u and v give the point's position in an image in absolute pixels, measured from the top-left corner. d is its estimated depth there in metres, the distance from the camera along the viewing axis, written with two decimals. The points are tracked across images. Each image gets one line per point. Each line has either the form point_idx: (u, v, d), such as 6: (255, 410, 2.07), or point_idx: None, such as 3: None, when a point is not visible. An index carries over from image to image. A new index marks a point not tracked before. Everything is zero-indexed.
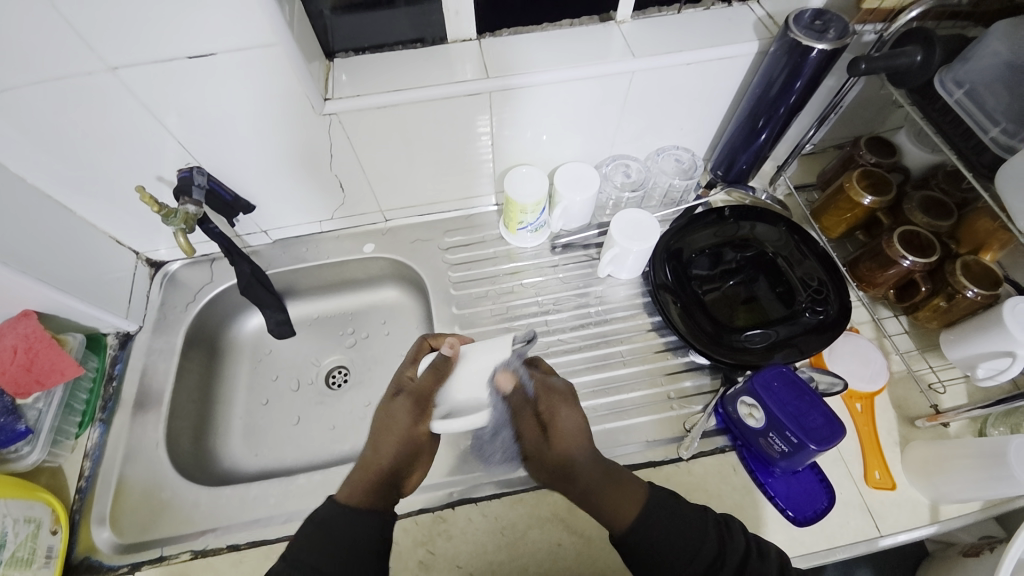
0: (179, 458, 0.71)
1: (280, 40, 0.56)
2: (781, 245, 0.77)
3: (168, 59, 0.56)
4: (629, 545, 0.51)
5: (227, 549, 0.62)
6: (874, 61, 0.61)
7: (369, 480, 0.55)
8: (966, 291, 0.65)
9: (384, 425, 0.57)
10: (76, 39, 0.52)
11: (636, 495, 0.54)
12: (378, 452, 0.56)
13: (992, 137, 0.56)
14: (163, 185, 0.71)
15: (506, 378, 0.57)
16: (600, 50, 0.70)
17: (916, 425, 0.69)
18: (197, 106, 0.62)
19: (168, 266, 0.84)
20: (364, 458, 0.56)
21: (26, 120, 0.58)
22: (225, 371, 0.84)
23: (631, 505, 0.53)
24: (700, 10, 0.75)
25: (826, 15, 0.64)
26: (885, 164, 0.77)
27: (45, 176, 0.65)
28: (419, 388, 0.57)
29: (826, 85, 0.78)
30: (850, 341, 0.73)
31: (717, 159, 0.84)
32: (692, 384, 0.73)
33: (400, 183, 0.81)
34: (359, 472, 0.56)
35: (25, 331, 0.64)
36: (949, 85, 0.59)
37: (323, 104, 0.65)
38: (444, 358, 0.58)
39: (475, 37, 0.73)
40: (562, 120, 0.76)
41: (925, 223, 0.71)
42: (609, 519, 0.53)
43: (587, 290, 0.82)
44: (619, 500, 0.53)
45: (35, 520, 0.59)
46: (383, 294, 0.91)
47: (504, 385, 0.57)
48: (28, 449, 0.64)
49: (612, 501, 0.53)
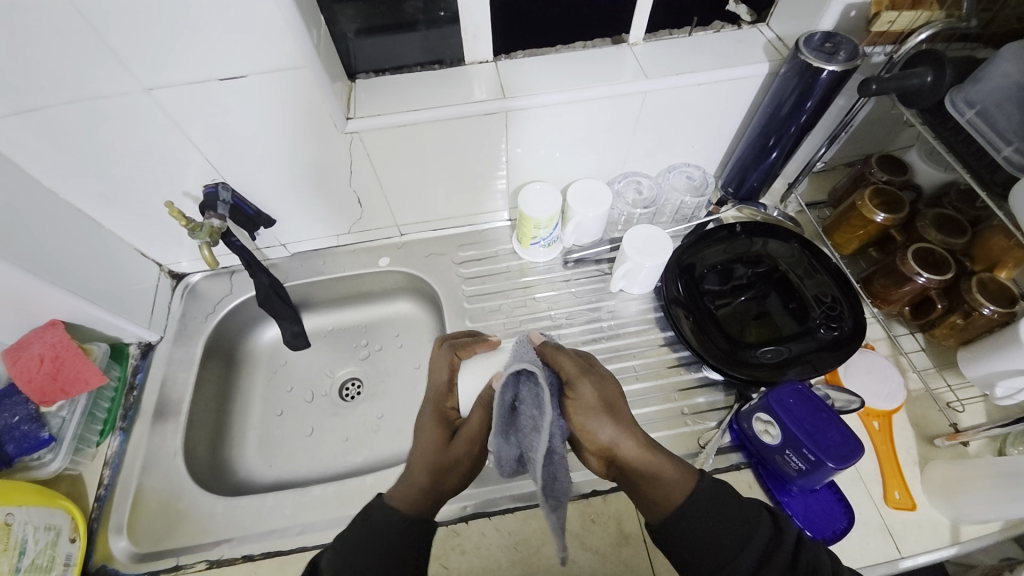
0: (196, 467, 0.72)
1: (308, 62, 0.59)
2: (794, 262, 0.78)
3: (201, 80, 0.58)
4: (663, 539, 0.51)
5: (242, 560, 0.63)
6: (885, 82, 0.61)
7: (419, 497, 0.54)
8: (982, 309, 0.65)
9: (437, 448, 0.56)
10: (117, 61, 0.55)
11: (685, 486, 0.52)
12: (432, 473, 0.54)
13: (1005, 156, 0.57)
14: (189, 200, 0.74)
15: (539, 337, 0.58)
16: (612, 70, 0.72)
17: (935, 444, 0.68)
18: (225, 124, 0.64)
19: (190, 278, 0.86)
20: (412, 481, 0.55)
21: (64, 137, 0.60)
22: (241, 382, 0.86)
23: (682, 501, 0.51)
24: (711, 32, 0.77)
25: (835, 37, 0.65)
26: (897, 182, 0.77)
27: (78, 191, 0.68)
28: (474, 429, 0.55)
29: (837, 105, 0.79)
30: (866, 358, 0.72)
31: (728, 176, 0.85)
32: (705, 400, 0.73)
33: (416, 198, 0.82)
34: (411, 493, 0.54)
35: (51, 340, 0.66)
36: (960, 105, 0.60)
37: (345, 123, 0.67)
38: (495, 393, 0.56)
39: (491, 58, 0.75)
40: (575, 138, 0.77)
41: (939, 241, 0.71)
42: (653, 506, 0.53)
43: (599, 305, 0.82)
44: (667, 491, 0.52)
45: (55, 527, 0.60)
46: (397, 307, 0.93)
47: (536, 339, 0.57)
48: (50, 457, 0.65)
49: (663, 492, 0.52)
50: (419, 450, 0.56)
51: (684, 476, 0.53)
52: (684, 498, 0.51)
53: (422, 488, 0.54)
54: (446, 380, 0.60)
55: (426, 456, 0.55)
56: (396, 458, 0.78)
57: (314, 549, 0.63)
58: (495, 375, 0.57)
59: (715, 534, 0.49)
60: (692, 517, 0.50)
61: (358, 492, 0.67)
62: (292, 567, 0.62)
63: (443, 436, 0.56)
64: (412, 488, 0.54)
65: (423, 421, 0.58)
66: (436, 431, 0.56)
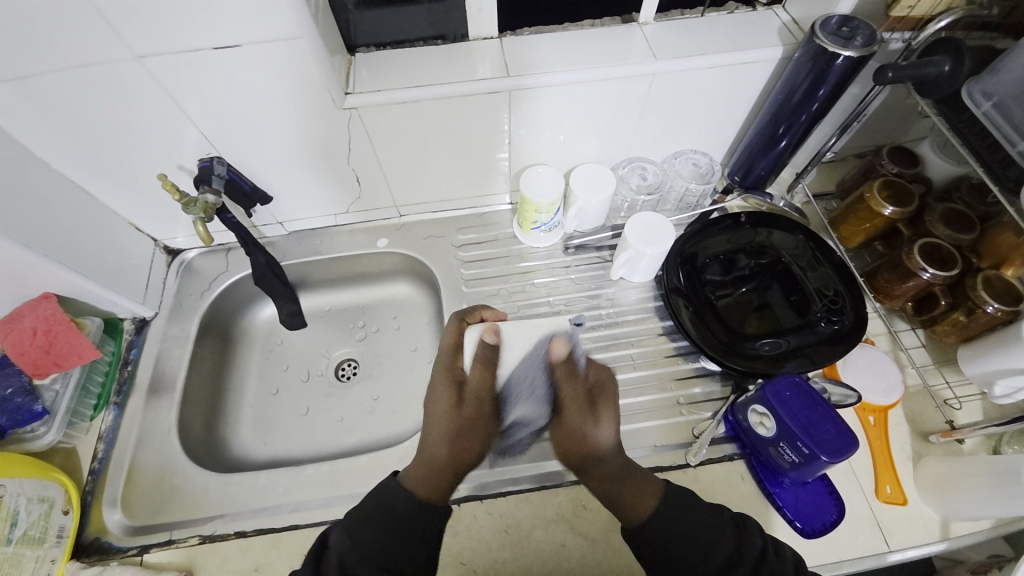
0: (191, 444, 0.72)
1: (305, 33, 0.57)
2: (798, 253, 0.77)
3: (192, 50, 0.57)
4: (636, 541, 0.53)
5: (235, 536, 0.63)
6: (902, 70, 0.59)
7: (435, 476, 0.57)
8: (986, 306, 0.64)
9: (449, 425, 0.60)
10: (106, 27, 0.53)
11: (654, 491, 0.55)
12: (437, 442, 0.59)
13: (1020, 151, 0.55)
14: (184, 174, 0.72)
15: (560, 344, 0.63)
16: (621, 51, 0.70)
17: (929, 441, 0.68)
18: (219, 96, 0.62)
19: (185, 254, 0.85)
20: (425, 461, 0.58)
21: (54, 105, 0.59)
22: (237, 360, 0.85)
23: (653, 507, 0.54)
24: (724, 14, 0.74)
25: (853, 22, 0.63)
26: (907, 175, 0.76)
27: (69, 161, 0.66)
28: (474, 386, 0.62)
29: (850, 93, 0.77)
30: (865, 352, 0.72)
31: (734, 164, 0.83)
32: (702, 390, 0.73)
33: (416, 179, 0.81)
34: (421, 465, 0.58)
35: (44, 314, 0.66)
36: (977, 96, 0.58)
37: (343, 98, 0.66)
38: (490, 348, 0.63)
39: (496, 35, 0.72)
40: (581, 121, 0.75)
41: (946, 236, 0.70)
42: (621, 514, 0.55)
43: (599, 292, 0.81)
44: (636, 495, 0.55)
45: (48, 500, 0.60)
46: (395, 288, 0.92)
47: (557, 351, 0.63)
48: (44, 429, 0.65)
49: (630, 498, 0.55)
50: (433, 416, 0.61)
51: (653, 483, 0.56)
52: (654, 505, 0.54)
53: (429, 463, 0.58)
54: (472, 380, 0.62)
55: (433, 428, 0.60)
56: (391, 439, 0.79)
57: (307, 527, 0.63)
58: (486, 331, 0.64)
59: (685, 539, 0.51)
60: (668, 518, 0.52)
61: (351, 472, 0.67)
62: (284, 544, 0.62)
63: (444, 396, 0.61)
64: (426, 466, 0.57)
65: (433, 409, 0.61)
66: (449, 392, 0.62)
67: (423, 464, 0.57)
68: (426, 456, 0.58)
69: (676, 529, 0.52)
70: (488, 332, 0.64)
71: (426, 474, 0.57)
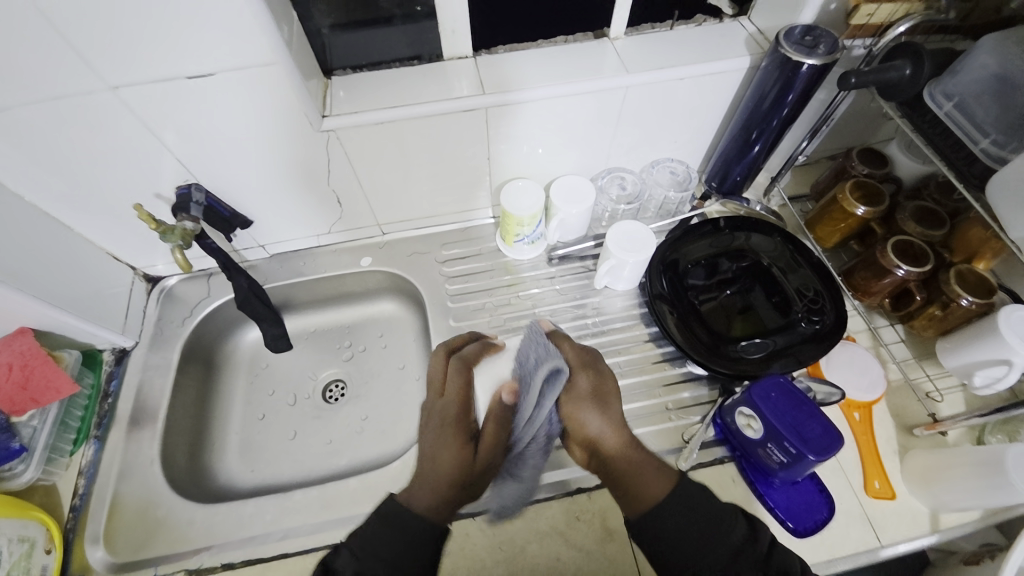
0: (175, 475, 0.70)
1: (279, 58, 0.57)
2: (777, 255, 0.78)
3: (166, 78, 0.57)
4: (642, 537, 0.51)
5: (222, 568, 0.62)
6: (864, 76, 0.61)
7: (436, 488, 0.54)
8: (960, 300, 0.66)
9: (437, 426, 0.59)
10: (77, 59, 0.53)
11: (668, 481, 0.53)
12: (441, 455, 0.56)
13: (983, 148, 0.57)
14: (161, 202, 0.72)
15: (547, 325, 0.67)
16: (593, 65, 0.71)
17: (914, 434, 0.69)
18: (196, 122, 0.62)
19: (165, 281, 0.84)
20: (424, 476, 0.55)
21: (26, 138, 0.58)
22: (221, 386, 0.84)
23: (663, 494, 0.52)
24: (693, 26, 0.76)
25: (815, 31, 0.65)
26: (877, 175, 0.78)
27: (42, 193, 0.65)
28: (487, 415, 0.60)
29: (817, 98, 0.79)
30: (846, 349, 0.73)
31: (711, 170, 0.85)
32: (690, 395, 0.73)
33: (398, 197, 0.81)
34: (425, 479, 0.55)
35: (19, 349, 0.65)
36: (938, 97, 0.60)
37: (320, 120, 0.66)
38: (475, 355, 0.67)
39: (471, 54, 0.74)
40: (558, 134, 0.76)
41: (918, 233, 0.72)
42: (632, 504, 0.54)
43: (584, 302, 0.82)
44: (650, 483, 0.53)
45: (29, 539, 0.58)
46: (381, 307, 0.91)
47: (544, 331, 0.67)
48: (22, 468, 0.63)
49: (641, 488, 0.53)
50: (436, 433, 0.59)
51: (664, 474, 0.54)
52: (666, 491, 0.52)
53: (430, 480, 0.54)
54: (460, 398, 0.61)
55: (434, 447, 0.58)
56: (382, 459, 0.78)
57: (296, 555, 0.62)
58: (505, 390, 0.63)
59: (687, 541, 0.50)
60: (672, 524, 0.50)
61: (341, 496, 0.66)
62: (274, 573, 0.61)
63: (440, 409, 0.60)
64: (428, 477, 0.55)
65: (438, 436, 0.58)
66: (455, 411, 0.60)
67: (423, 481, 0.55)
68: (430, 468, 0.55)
69: (682, 532, 0.50)
70: (507, 391, 0.63)
71: (431, 491, 0.53)
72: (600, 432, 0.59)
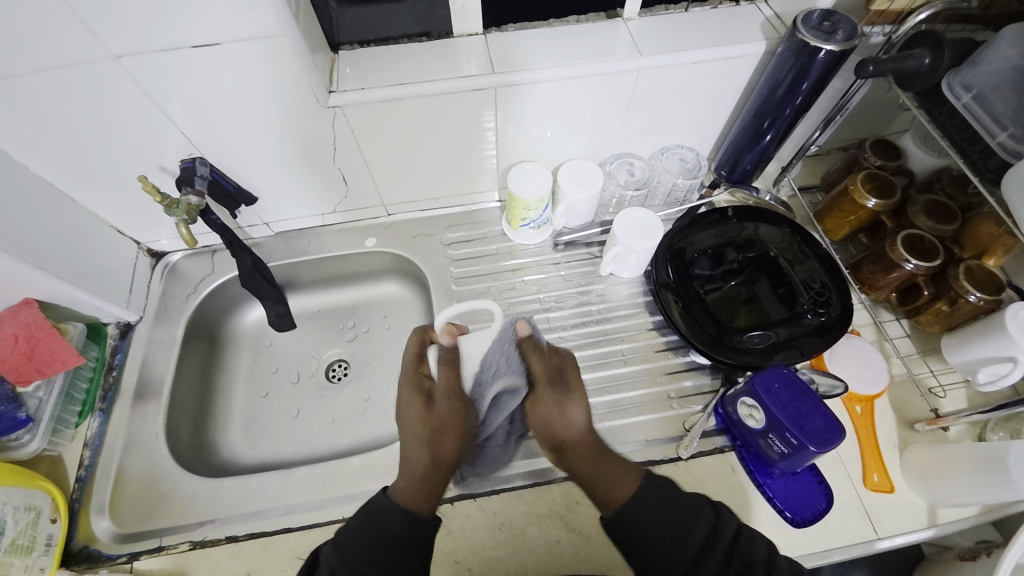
0: (179, 449, 0.71)
1: (286, 31, 0.56)
2: (784, 247, 0.77)
3: (171, 49, 0.56)
4: (615, 530, 0.53)
5: (225, 541, 0.62)
6: (882, 63, 0.60)
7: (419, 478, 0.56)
8: (968, 296, 0.65)
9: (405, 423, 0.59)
10: (82, 28, 0.52)
11: (634, 479, 0.55)
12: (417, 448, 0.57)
13: (999, 142, 0.56)
14: (166, 176, 0.71)
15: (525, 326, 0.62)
16: (605, 46, 0.70)
17: (916, 429, 0.69)
18: (202, 96, 0.61)
19: (170, 257, 0.84)
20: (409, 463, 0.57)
21: (29, 108, 0.58)
22: (225, 362, 0.84)
23: (631, 493, 0.54)
24: (708, 8, 0.74)
25: (834, 16, 0.64)
26: (890, 168, 0.77)
27: (47, 164, 0.65)
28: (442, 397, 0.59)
29: (833, 87, 0.78)
30: (851, 343, 0.73)
31: (721, 159, 0.84)
32: (692, 384, 0.73)
33: (404, 177, 0.80)
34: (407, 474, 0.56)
35: (25, 320, 0.65)
36: (957, 89, 0.59)
37: (327, 97, 0.65)
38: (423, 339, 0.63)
39: (481, 32, 0.72)
40: (566, 117, 0.75)
41: (928, 227, 0.71)
42: (602, 502, 0.55)
43: (589, 288, 0.82)
44: (616, 482, 0.55)
45: (35, 508, 0.59)
46: (385, 288, 0.91)
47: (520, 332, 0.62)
48: (29, 437, 0.64)
49: (608, 488, 0.55)
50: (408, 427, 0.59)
51: (629, 473, 0.55)
52: (633, 489, 0.54)
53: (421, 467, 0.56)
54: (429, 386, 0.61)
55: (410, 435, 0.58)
56: (383, 439, 0.78)
57: (299, 531, 0.63)
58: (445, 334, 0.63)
59: (653, 530, 0.51)
60: (640, 514, 0.52)
61: (343, 474, 0.66)
62: (276, 548, 0.62)
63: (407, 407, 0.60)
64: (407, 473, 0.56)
65: (411, 426, 0.59)
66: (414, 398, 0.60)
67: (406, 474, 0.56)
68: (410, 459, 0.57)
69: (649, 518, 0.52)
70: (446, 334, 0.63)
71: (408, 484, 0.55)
72: (572, 425, 0.59)
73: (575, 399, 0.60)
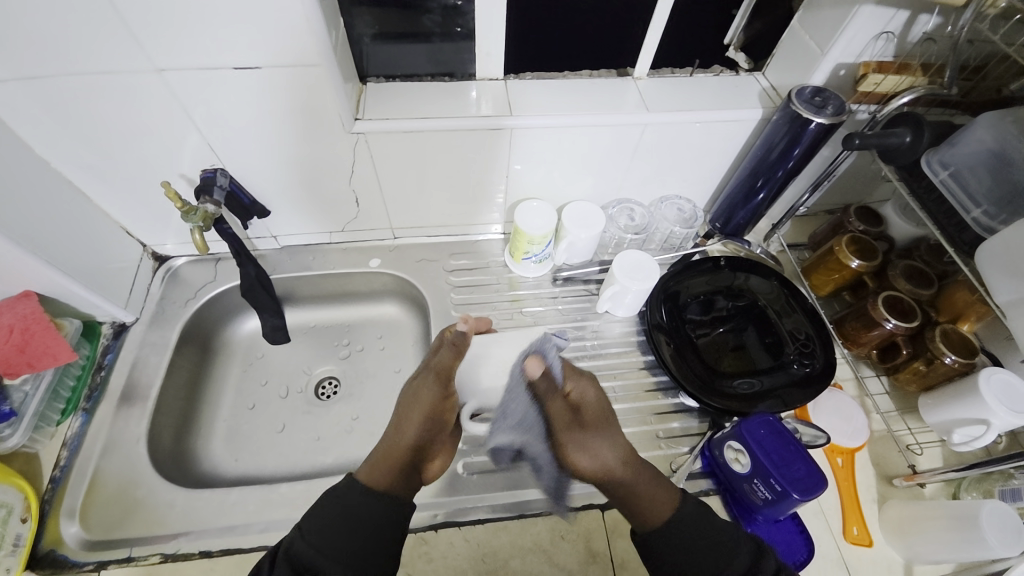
0: (159, 456, 0.70)
1: (324, 61, 0.60)
2: (772, 298, 0.80)
3: (213, 68, 0.59)
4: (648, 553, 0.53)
5: (198, 556, 0.60)
6: (867, 138, 0.65)
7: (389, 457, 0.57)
8: (944, 357, 0.69)
9: (404, 405, 0.60)
10: (131, 40, 0.55)
11: (671, 500, 0.55)
12: (403, 427, 0.58)
13: (974, 217, 0.61)
14: (185, 183, 0.73)
15: (536, 362, 0.60)
16: (616, 99, 0.75)
17: (894, 484, 0.71)
18: (232, 112, 0.64)
19: (173, 261, 0.85)
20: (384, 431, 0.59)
21: (65, 109, 0.60)
22: (216, 371, 0.84)
23: (666, 515, 0.54)
24: (711, 75, 0.81)
25: (825, 92, 0.69)
26: (872, 233, 0.82)
27: (69, 162, 0.66)
28: (435, 366, 0.61)
29: (822, 155, 0.84)
30: (834, 396, 0.75)
31: (716, 212, 0.88)
32: (680, 425, 0.75)
33: (413, 204, 0.83)
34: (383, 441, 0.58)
35: (23, 312, 0.64)
36: (935, 166, 0.64)
37: (352, 123, 0.68)
38: (459, 335, 0.62)
39: (501, 77, 0.77)
40: (575, 161, 0.80)
41: (908, 290, 0.75)
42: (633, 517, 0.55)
43: (584, 324, 0.84)
44: (654, 501, 0.55)
45: (6, 505, 0.57)
46: (383, 309, 0.92)
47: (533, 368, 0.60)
48: (9, 432, 0.62)
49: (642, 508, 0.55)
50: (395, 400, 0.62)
51: (665, 492, 0.56)
52: (668, 513, 0.54)
53: (393, 441, 0.58)
54: (438, 369, 0.61)
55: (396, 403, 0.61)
56: (368, 460, 0.77)
57: None
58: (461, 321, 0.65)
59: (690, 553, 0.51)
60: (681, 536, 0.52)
61: None
62: (251, 566, 0.60)
63: (413, 390, 0.61)
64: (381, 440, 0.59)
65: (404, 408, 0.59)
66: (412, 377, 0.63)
67: (385, 439, 0.59)
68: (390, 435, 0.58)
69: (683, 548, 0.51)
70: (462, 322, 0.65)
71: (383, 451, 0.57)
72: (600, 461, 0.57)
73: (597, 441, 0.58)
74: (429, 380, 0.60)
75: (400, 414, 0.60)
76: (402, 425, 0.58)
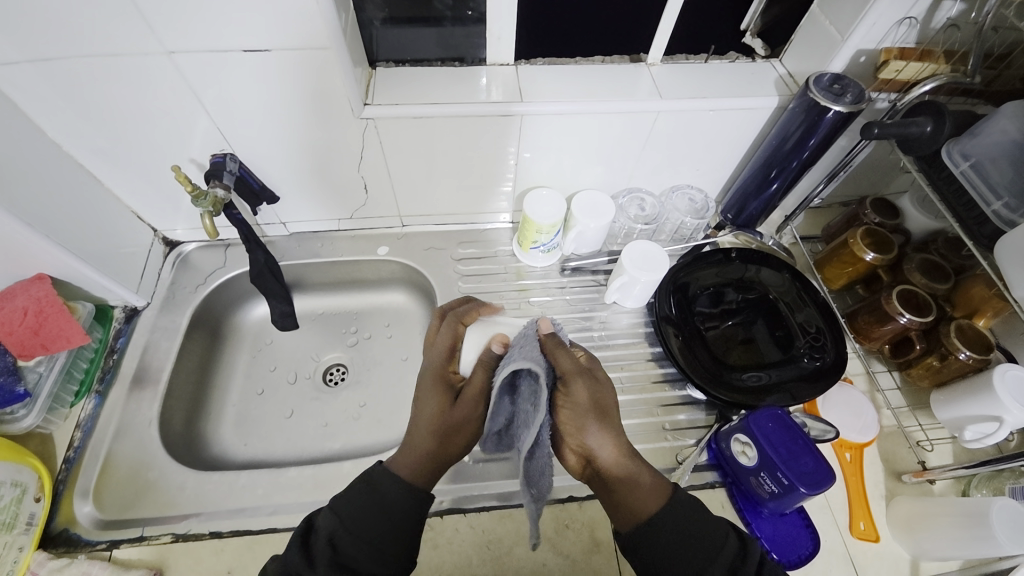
0: (170, 439, 0.71)
1: (334, 44, 0.59)
2: (784, 291, 0.79)
3: (223, 51, 0.58)
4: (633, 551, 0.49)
5: (209, 536, 0.61)
6: (887, 127, 0.64)
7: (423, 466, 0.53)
8: (958, 353, 0.68)
9: (441, 426, 0.53)
10: (142, 23, 0.55)
11: (659, 496, 0.50)
12: (440, 442, 0.54)
13: (994, 210, 0.59)
14: (194, 168, 0.73)
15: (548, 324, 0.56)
16: (628, 86, 0.74)
17: (902, 480, 0.70)
18: (241, 97, 0.64)
19: (183, 247, 0.85)
20: (411, 443, 0.54)
21: (76, 92, 0.60)
22: (225, 356, 0.85)
23: (654, 508, 0.50)
24: (726, 62, 0.79)
25: (843, 80, 0.68)
26: (888, 226, 0.80)
27: (80, 146, 0.67)
28: (476, 388, 0.53)
29: (838, 145, 0.83)
30: (844, 391, 0.75)
31: (727, 203, 0.87)
32: (687, 417, 0.74)
33: (421, 192, 0.83)
34: (412, 450, 0.54)
35: (36, 294, 0.64)
36: (956, 156, 0.62)
37: (361, 108, 0.67)
38: (497, 358, 0.55)
39: (512, 62, 0.76)
40: (585, 150, 0.79)
41: (923, 284, 0.74)
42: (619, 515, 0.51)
43: (592, 315, 0.83)
44: (640, 501, 0.50)
45: (22, 485, 0.58)
46: (390, 297, 0.92)
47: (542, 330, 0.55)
48: (24, 412, 0.63)
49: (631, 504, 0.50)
50: (420, 417, 0.54)
51: (657, 488, 0.51)
52: (657, 506, 0.50)
53: (426, 454, 0.53)
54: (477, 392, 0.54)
55: (424, 419, 0.54)
56: (375, 446, 0.78)
57: (285, 531, 0.62)
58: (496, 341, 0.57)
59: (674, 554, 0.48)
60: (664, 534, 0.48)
61: (335, 477, 0.66)
62: (260, 548, 0.61)
63: (451, 411, 0.54)
64: (409, 451, 0.54)
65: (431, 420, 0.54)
66: (440, 396, 0.55)
67: (415, 450, 0.53)
68: (422, 449, 0.53)
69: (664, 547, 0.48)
70: (497, 342, 0.56)
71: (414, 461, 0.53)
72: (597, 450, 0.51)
73: (600, 431, 0.51)
74: (471, 403, 0.54)
75: (430, 426, 0.54)
76: (439, 442, 0.54)
